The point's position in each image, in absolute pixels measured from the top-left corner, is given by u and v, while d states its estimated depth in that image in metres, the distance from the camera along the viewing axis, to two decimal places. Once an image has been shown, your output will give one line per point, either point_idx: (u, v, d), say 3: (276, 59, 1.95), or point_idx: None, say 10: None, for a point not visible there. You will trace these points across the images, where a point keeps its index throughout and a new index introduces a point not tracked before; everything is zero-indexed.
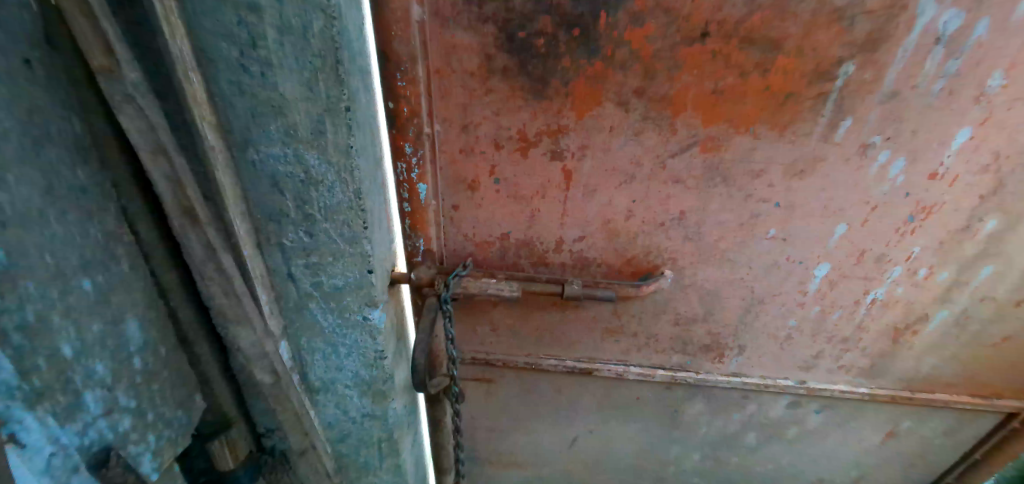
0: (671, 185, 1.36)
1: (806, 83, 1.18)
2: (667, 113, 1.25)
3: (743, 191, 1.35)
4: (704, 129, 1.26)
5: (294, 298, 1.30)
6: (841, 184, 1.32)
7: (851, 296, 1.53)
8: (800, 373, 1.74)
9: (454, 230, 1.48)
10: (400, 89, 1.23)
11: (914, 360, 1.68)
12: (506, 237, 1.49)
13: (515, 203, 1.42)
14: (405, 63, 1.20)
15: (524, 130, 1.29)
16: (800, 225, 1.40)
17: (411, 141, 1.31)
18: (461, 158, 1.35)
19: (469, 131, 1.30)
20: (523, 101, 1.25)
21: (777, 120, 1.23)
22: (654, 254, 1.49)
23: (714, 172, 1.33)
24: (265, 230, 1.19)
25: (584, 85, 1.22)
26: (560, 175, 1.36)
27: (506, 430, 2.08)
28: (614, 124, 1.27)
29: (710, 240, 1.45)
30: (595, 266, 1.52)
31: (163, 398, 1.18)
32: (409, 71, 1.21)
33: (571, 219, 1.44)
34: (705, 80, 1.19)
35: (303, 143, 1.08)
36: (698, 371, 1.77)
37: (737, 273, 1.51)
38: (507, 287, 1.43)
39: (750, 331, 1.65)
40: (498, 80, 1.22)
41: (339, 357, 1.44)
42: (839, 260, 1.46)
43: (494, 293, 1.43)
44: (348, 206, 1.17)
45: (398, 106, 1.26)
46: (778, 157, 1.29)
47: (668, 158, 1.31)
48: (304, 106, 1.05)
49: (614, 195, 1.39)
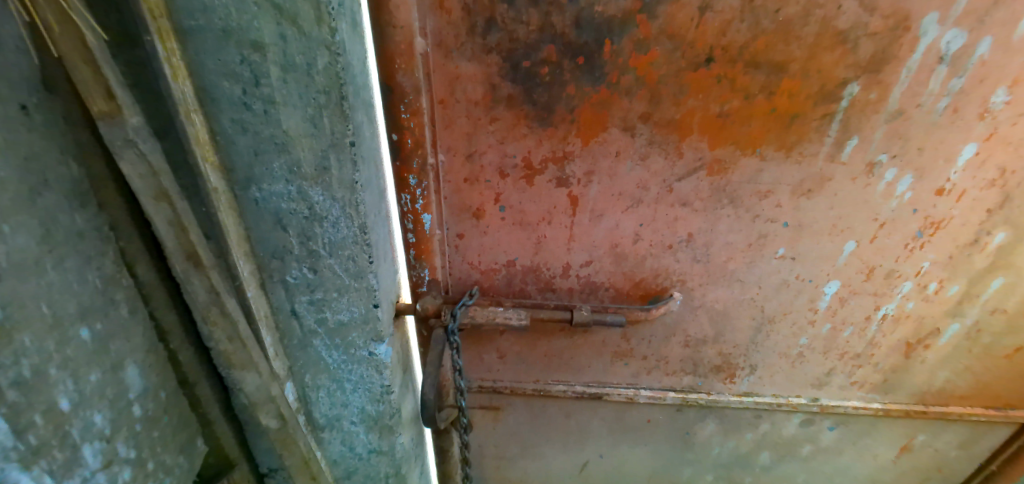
0: (679, 207, 1.35)
1: (812, 104, 1.18)
2: (673, 137, 1.24)
3: (751, 212, 1.34)
4: (710, 152, 1.26)
5: (298, 335, 1.28)
6: (850, 202, 1.32)
7: (862, 313, 1.52)
8: (813, 390, 1.72)
9: (459, 258, 1.46)
10: (404, 120, 1.21)
11: (927, 374, 1.66)
12: (512, 263, 1.47)
13: (521, 230, 1.41)
14: (409, 95, 1.18)
15: (529, 157, 1.28)
16: (809, 243, 1.39)
17: (416, 172, 1.28)
18: (466, 187, 1.33)
19: (473, 160, 1.29)
20: (528, 128, 1.24)
21: (783, 141, 1.23)
22: (663, 276, 1.47)
23: (721, 194, 1.32)
24: (269, 268, 1.16)
25: (590, 112, 1.21)
26: (566, 202, 1.35)
27: (514, 457, 2.04)
28: (619, 150, 1.26)
29: (719, 260, 1.43)
30: (604, 290, 1.50)
31: (163, 443, 1.14)
32: (413, 102, 1.19)
33: (578, 244, 1.42)
34: (710, 104, 1.19)
35: (307, 180, 1.06)
36: (710, 391, 1.74)
37: (747, 293, 1.49)
38: (514, 315, 1.42)
39: (761, 350, 1.63)
40: (503, 109, 1.21)
41: (344, 393, 1.40)
42: (849, 277, 1.45)
43: (503, 321, 1.42)
44: (353, 241, 1.15)
45: (402, 137, 1.23)
46: (786, 177, 1.28)
47: (675, 181, 1.30)
48: (307, 142, 1.03)
49: (621, 219, 1.37)
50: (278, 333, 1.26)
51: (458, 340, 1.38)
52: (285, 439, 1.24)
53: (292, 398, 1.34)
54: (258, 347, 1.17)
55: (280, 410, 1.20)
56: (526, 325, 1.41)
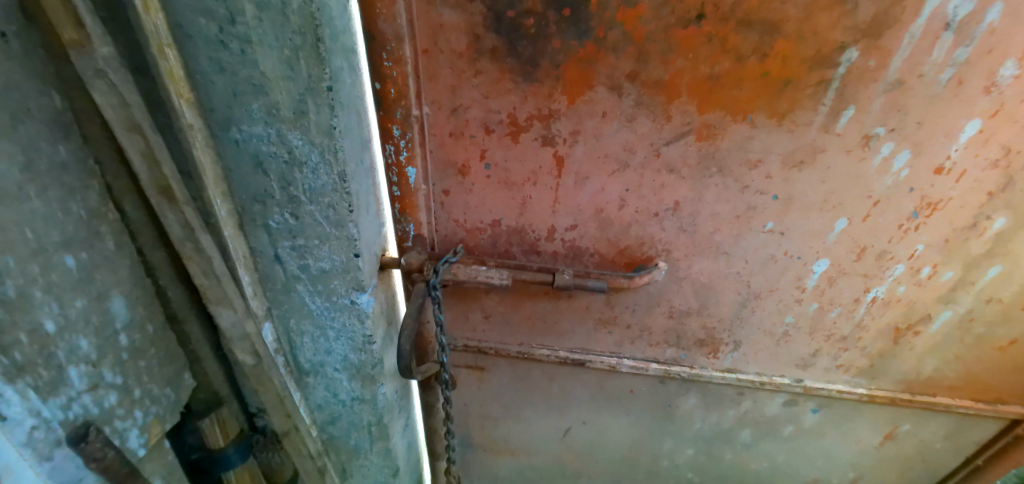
0: (666, 174, 1.32)
1: (806, 69, 1.13)
2: (661, 98, 1.21)
3: (740, 183, 1.31)
4: (699, 116, 1.22)
5: (281, 280, 1.31)
6: (842, 177, 1.28)
7: (852, 293, 1.48)
8: (797, 371, 1.71)
9: (445, 216, 1.46)
10: (387, 69, 1.20)
11: (916, 361, 1.63)
12: (497, 223, 1.47)
13: (505, 190, 1.40)
14: (391, 43, 1.17)
15: (513, 114, 1.26)
16: (799, 218, 1.36)
17: (400, 123, 1.28)
18: (451, 142, 1.33)
19: (458, 113, 1.28)
20: (513, 83, 1.22)
21: (775, 107, 1.19)
22: (648, 245, 1.46)
23: (709, 162, 1.29)
24: (251, 211, 1.19)
25: (576, 68, 1.18)
26: (551, 162, 1.34)
27: (499, 418, 2.09)
28: (606, 110, 1.24)
29: (705, 231, 1.41)
30: (588, 255, 1.50)
31: (151, 375, 1.19)
32: (395, 51, 1.18)
33: (563, 207, 1.42)
34: (699, 64, 1.15)
35: (285, 123, 1.07)
36: (693, 365, 1.75)
37: (733, 266, 1.47)
38: (497, 272, 1.44)
39: (746, 326, 1.61)
40: (487, 62, 1.19)
41: (328, 340, 1.44)
42: (839, 256, 1.41)
43: (484, 280, 1.43)
44: (332, 189, 1.16)
45: (386, 85, 1.23)
46: (777, 146, 1.25)
47: (662, 145, 1.28)
48: (285, 85, 1.03)
49: (607, 183, 1.36)
50: (258, 275, 1.29)
51: (439, 294, 1.38)
52: (260, 377, 1.36)
53: (269, 339, 1.36)
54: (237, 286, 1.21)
55: (254, 347, 1.29)
56: (507, 284, 1.42)
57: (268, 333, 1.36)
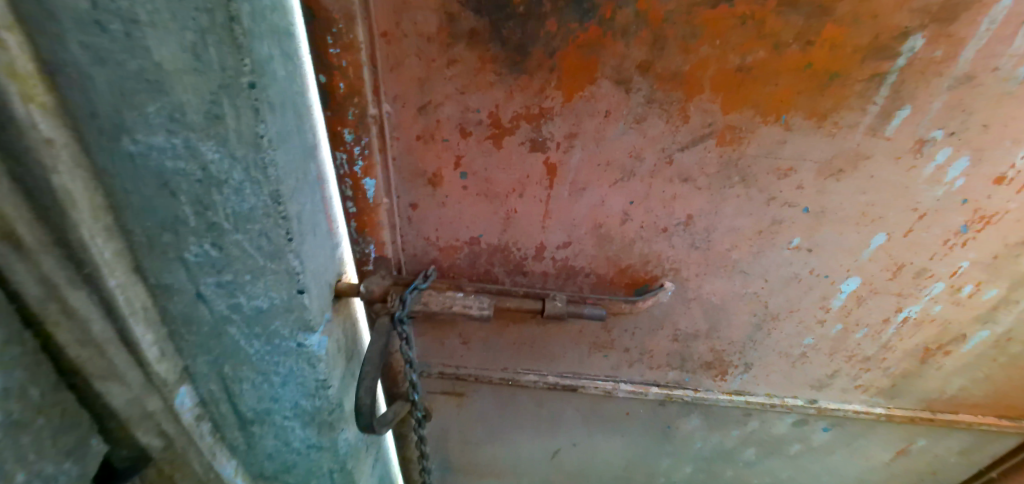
0: (680, 183, 1.10)
1: (858, 61, 0.92)
2: (679, 94, 0.98)
3: (765, 194, 1.11)
4: (723, 117, 1.00)
5: (208, 322, 1.05)
6: (885, 187, 1.08)
7: (880, 314, 1.31)
8: (811, 391, 1.54)
9: (413, 233, 1.23)
10: (332, 57, 0.93)
11: (941, 380, 1.48)
12: (476, 241, 1.24)
13: (486, 203, 1.16)
14: (339, 24, 0.90)
15: (496, 113, 1.02)
16: (829, 233, 1.16)
17: (352, 126, 1.01)
18: (419, 147, 1.08)
19: (428, 112, 1.02)
20: (496, 75, 0.97)
21: (816, 106, 0.97)
22: (654, 263, 1.25)
23: (731, 169, 1.07)
24: (159, 242, 0.92)
25: (575, 57, 0.94)
26: (542, 170, 1.10)
27: (479, 441, 1.88)
28: (610, 108, 1.00)
29: (721, 248, 1.21)
30: (583, 276, 1.28)
31: (40, 451, 0.89)
32: (341, 34, 0.91)
33: (555, 222, 1.19)
34: (728, 54, 0.92)
35: (195, 132, 0.81)
36: (697, 387, 1.56)
37: (750, 286, 1.28)
38: (477, 299, 1.21)
39: (759, 348, 1.43)
40: (463, 48, 0.94)
41: (273, 387, 1.20)
42: (871, 274, 1.23)
43: (461, 309, 1.20)
44: (263, 215, 0.93)
45: (332, 78, 0.95)
46: (812, 152, 1.04)
47: (677, 151, 1.05)
48: (191, 81, 0.77)
49: (608, 194, 1.13)
50: (166, 329, 1.03)
51: (407, 329, 1.14)
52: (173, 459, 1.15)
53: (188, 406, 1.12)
54: (135, 345, 0.97)
55: (161, 427, 1.08)
56: (488, 315, 1.20)
57: (185, 397, 1.11)
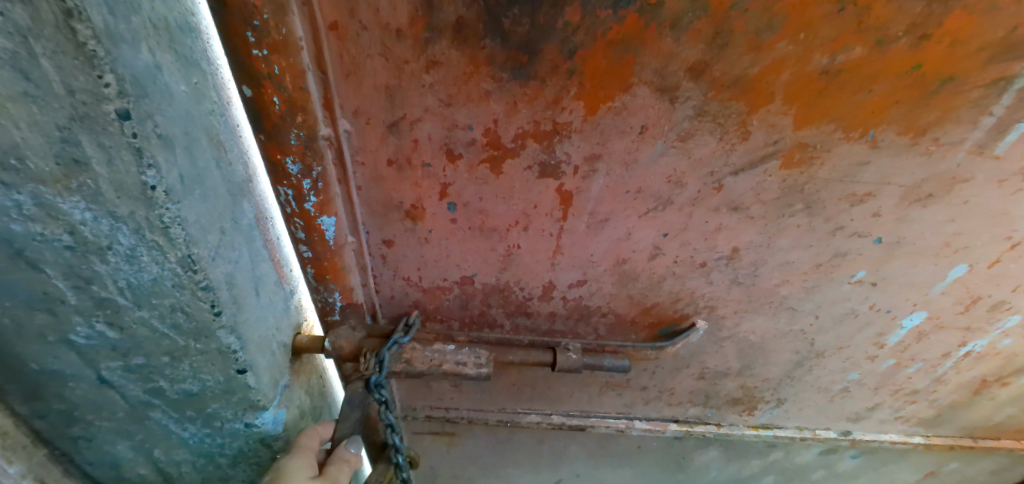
0: (727, 212, 0.87)
1: (982, 62, 0.68)
2: (740, 105, 0.73)
3: (831, 223, 0.88)
4: (792, 133, 0.76)
5: (122, 409, 0.78)
6: (979, 214, 0.87)
7: (940, 349, 1.13)
8: (847, 423, 1.36)
9: (389, 274, 0.97)
10: (258, 62, 0.65)
11: (991, 410, 1.32)
12: (468, 281, 0.99)
13: (481, 238, 0.91)
14: (263, 14, 0.61)
15: (494, 131, 0.76)
16: (900, 266, 0.95)
17: (297, 153, 0.74)
18: (392, 173, 0.81)
19: (401, 130, 0.76)
20: (493, 82, 0.71)
21: (914, 119, 0.74)
22: (685, 302, 1.03)
23: (794, 196, 0.84)
24: (30, 326, 0.64)
25: (604, 58, 0.68)
26: (553, 200, 0.85)
27: (473, 477, 1.64)
28: (646, 123, 0.75)
29: (767, 284, 0.99)
30: (599, 316, 1.05)
31: None
32: (268, 29, 0.62)
33: (567, 258, 0.95)
34: (812, 53, 0.68)
35: (47, 184, 0.55)
36: (720, 423, 1.37)
37: (796, 324, 1.07)
38: (471, 351, 0.97)
39: (796, 385, 1.24)
40: (448, 46, 0.67)
41: (221, 467, 0.96)
42: (940, 308, 1.03)
43: (454, 367, 0.96)
44: (173, 285, 0.65)
45: (263, 91, 0.67)
46: (899, 176, 0.81)
47: (728, 175, 0.82)
48: (21, 110, 0.51)
49: (636, 226, 0.89)
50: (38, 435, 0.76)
51: (388, 393, 0.90)
52: None
53: None
54: None
55: None
56: (487, 374, 0.96)
57: None
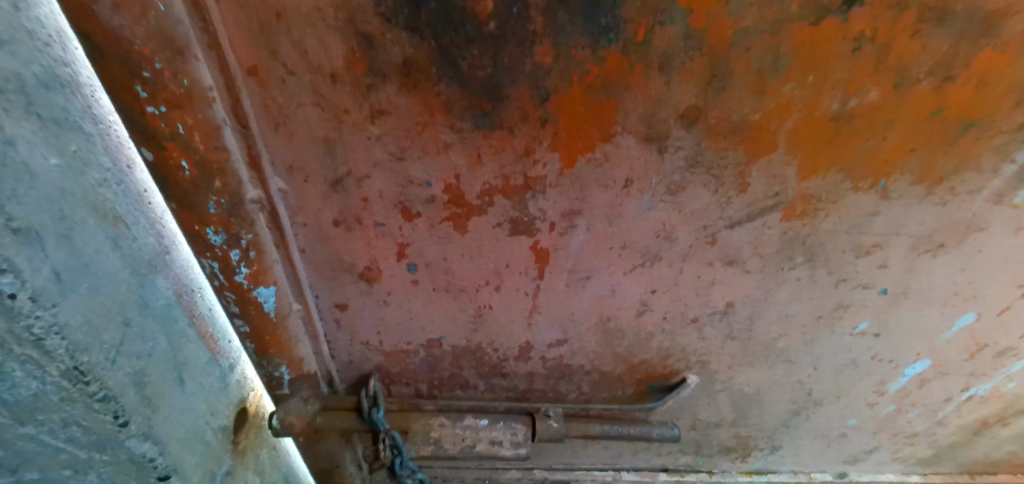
0: (722, 266, 0.78)
1: (1009, 103, 0.60)
2: (742, 153, 0.64)
3: (835, 275, 0.80)
4: (796, 183, 0.67)
5: None
6: (992, 263, 0.80)
7: (944, 394, 1.06)
8: (842, 466, 1.29)
9: (345, 339, 0.85)
10: (156, 121, 0.52)
11: (990, 447, 1.26)
12: (435, 344, 0.87)
13: (447, 299, 0.80)
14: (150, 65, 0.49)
15: (456, 188, 0.65)
16: (908, 316, 0.87)
17: (219, 222, 0.60)
18: (339, 234, 0.69)
19: (347, 188, 0.64)
20: (453, 132, 0.59)
21: (932, 166, 0.66)
22: (675, 357, 0.93)
23: (796, 248, 0.76)
24: None
25: (583, 103, 0.58)
26: (527, 257, 0.75)
27: None
28: (632, 176, 0.65)
29: (764, 337, 0.90)
30: (582, 374, 0.95)
31: None
32: (163, 82, 0.50)
33: (545, 317, 0.84)
34: (821, 96, 0.59)
35: None
36: (711, 470, 1.28)
37: (794, 375, 0.99)
38: (483, 420, 0.89)
39: (792, 432, 1.15)
40: (394, 91, 0.55)
41: None
42: (946, 356, 0.96)
43: (488, 442, 0.88)
44: (59, 398, 0.52)
45: (166, 154, 0.54)
46: (911, 226, 0.73)
47: (725, 228, 0.72)
48: None
49: (622, 283, 0.79)
50: None
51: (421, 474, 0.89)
52: None
53: None
54: None
55: None
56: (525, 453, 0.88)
57: None
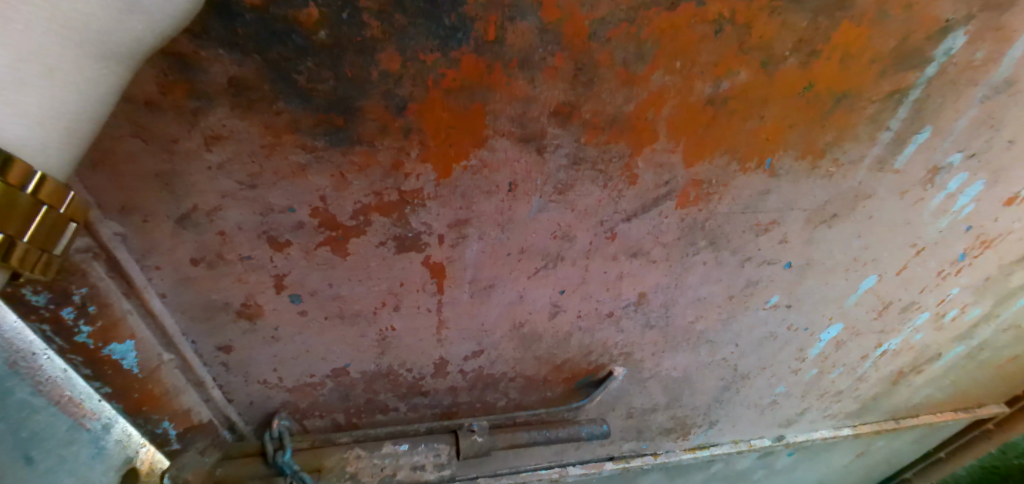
0: (627, 259, 0.75)
1: (874, 74, 0.61)
2: (624, 146, 0.61)
3: (739, 255, 0.80)
4: (684, 170, 0.66)
5: None
6: (886, 225, 0.81)
7: (859, 352, 1.09)
8: (778, 429, 1.31)
9: (240, 380, 0.77)
10: None
11: (909, 394, 1.33)
12: (342, 373, 0.81)
13: (345, 326, 0.74)
14: None
15: (324, 210, 0.59)
16: (814, 285, 0.89)
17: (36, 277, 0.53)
18: (203, 274, 0.62)
19: (198, 223, 0.57)
20: (306, 152, 0.53)
21: (812, 141, 0.66)
22: (598, 353, 0.91)
23: (697, 233, 0.74)
24: None
25: (443, 110, 0.53)
26: (422, 273, 0.70)
27: None
28: (515, 179, 0.61)
29: (682, 322, 0.89)
30: (506, 381, 0.91)
31: None
32: None
33: (455, 332, 0.80)
34: (693, 82, 0.57)
35: None
36: (656, 452, 1.24)
37: (717, 354, 0.99)
38: (403, 445, 0.85)
39: (726, 406, 1.16)
40: (227, 114, 0.49)
41: None
42: (856, 318, 0.99)
43: (410, 468, 0.83)
44: None
45: None
46: (802, 199, 0.73)
47: (622, 221, 0.70)
48: None
49: (528, 288, 0.76)
50: None
51: None
52: None
53: None
54: None
55: None
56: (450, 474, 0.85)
57: None
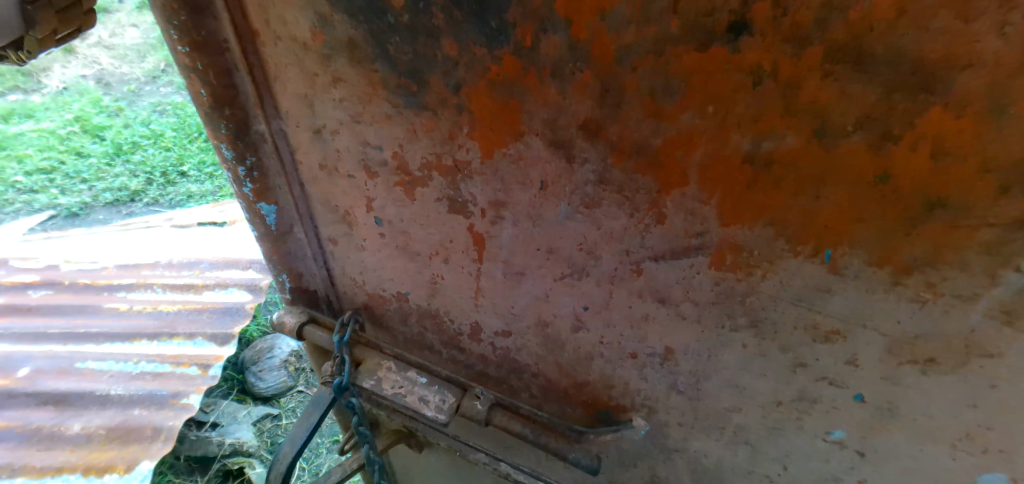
0: (653, 302, 0.73)
1: (991, 186, 0.47)
2: (650, 179, 0.61)
3: (789, 354, 0.69)
4: (719, 228, 0.61)
5: None
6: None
7: None
8: None
9: (338, 270, 1.00)
10: (185, 56, 0.74)
11: None
12: (403, 298, 0.98)
13: (408, 258, 0.90)
14: (179, 15, 0.69)
15: (401, 155, 0.75)
16: (898, 442, 0.70)
17: (228, 141, 0.83)
18: (324, 176, 0.85)
19: (324, 138, 0.79)
20: (391, 106, 0.69)
21: (893, 247, 0.54)
22: (620, 393, 0.88)
23: (733, 305, 0.68)
24: None
25: (488, 99, 0.63)
26: (467, 238, 0.81)
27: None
28: (546, 180, 0.67)
29: (716, 404, 0.81)
30: (530, 374, 0.96)
31: None
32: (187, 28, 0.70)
33: (489, 304, 0.89)
34: (729, 131, 0.54)
35: None
36: None
37: (760, 465, 0.85)
38: (423, 378, 1.00)
39: None
40: (345, 63, 0.68)
41: None
42: None
43: (416, 400, 0.98)
44: None
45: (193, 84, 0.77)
46: (879, 319, 0.60)
47: (649, 260, 0.69)
48: None
49: (554, 290, 0.80)
50: None
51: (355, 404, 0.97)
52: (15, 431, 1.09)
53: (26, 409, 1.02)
54: None
55: None
56: (443, 421, 0.96)
57: None
